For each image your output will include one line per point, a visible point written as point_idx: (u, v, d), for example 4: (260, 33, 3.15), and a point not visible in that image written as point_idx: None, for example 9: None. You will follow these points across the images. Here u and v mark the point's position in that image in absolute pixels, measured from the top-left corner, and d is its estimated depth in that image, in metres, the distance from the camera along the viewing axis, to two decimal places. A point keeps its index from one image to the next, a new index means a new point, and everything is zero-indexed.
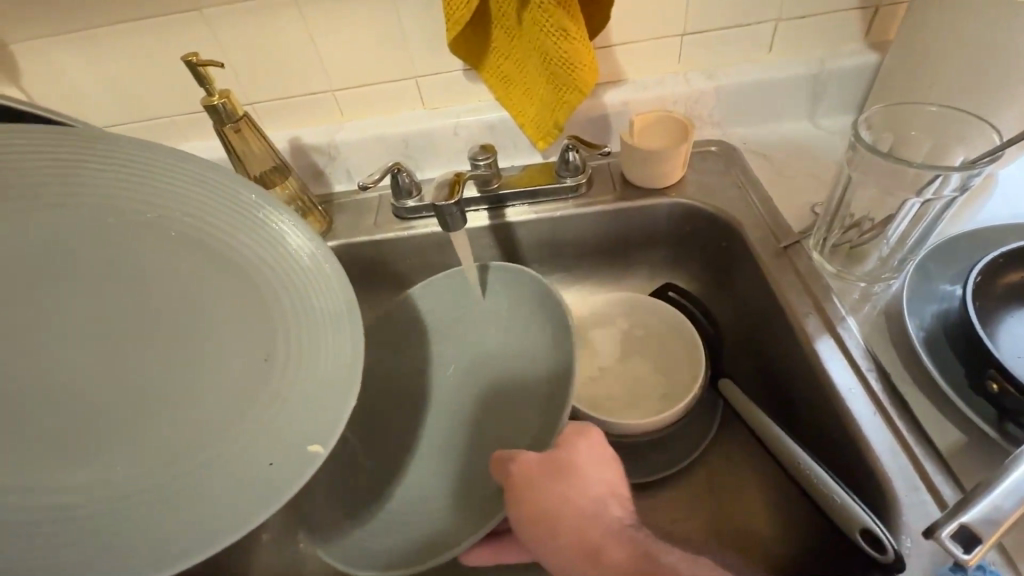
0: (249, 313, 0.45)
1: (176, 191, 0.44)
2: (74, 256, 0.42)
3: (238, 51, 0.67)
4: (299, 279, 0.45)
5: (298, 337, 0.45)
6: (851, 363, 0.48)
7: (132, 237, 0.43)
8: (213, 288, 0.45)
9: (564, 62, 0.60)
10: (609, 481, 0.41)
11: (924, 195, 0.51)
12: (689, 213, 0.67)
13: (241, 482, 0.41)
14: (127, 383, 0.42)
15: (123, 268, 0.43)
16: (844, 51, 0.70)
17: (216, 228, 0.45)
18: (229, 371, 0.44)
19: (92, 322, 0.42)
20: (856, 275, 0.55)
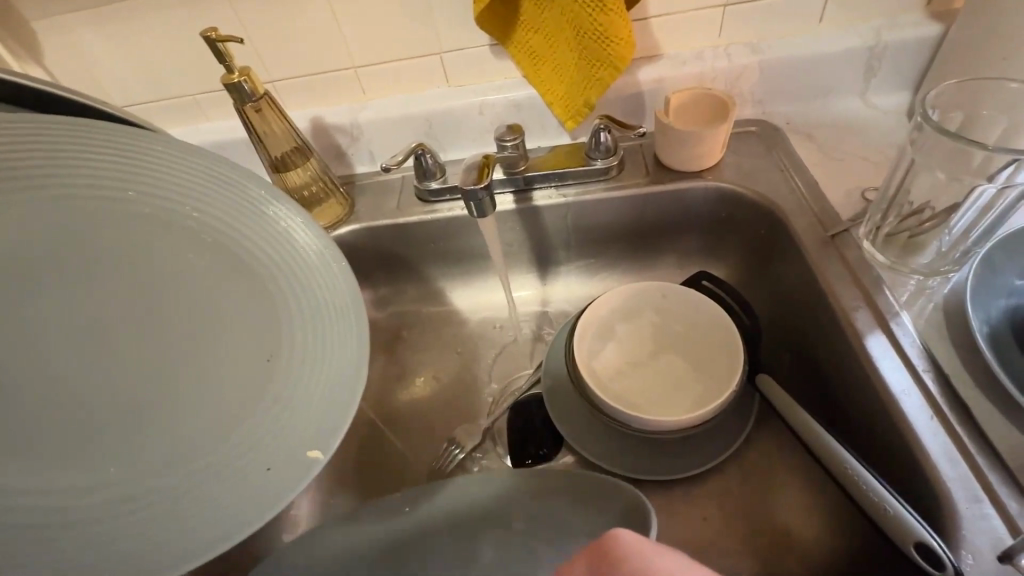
0: (254, 311, 0.45)
1: (186, 187, 0.44)
2: (79, 247, 0.40)
3: (258, 26, 0.65)
4: (305, 275, 0.46)
5: (303, 334, 0.45)
6: (905, 361, 0.45)
7: (132, 230, 0.42)
8: (218, 284, 0.45)
9: (599, 35, 0.57)
10: None
11: (997, 181, 0.47)
12: (726, 197, 0.64)
13: (243, 481, 0.40)
14: (146, 368, 0.41)
15: (124, 263, 0.42)
16: (903, 22, 0.65)
17: (222, 224, 0.45)
18: (232, 368, 0.44)
19: (99, 318, 0.41)
20: (910, 267, 0.51)
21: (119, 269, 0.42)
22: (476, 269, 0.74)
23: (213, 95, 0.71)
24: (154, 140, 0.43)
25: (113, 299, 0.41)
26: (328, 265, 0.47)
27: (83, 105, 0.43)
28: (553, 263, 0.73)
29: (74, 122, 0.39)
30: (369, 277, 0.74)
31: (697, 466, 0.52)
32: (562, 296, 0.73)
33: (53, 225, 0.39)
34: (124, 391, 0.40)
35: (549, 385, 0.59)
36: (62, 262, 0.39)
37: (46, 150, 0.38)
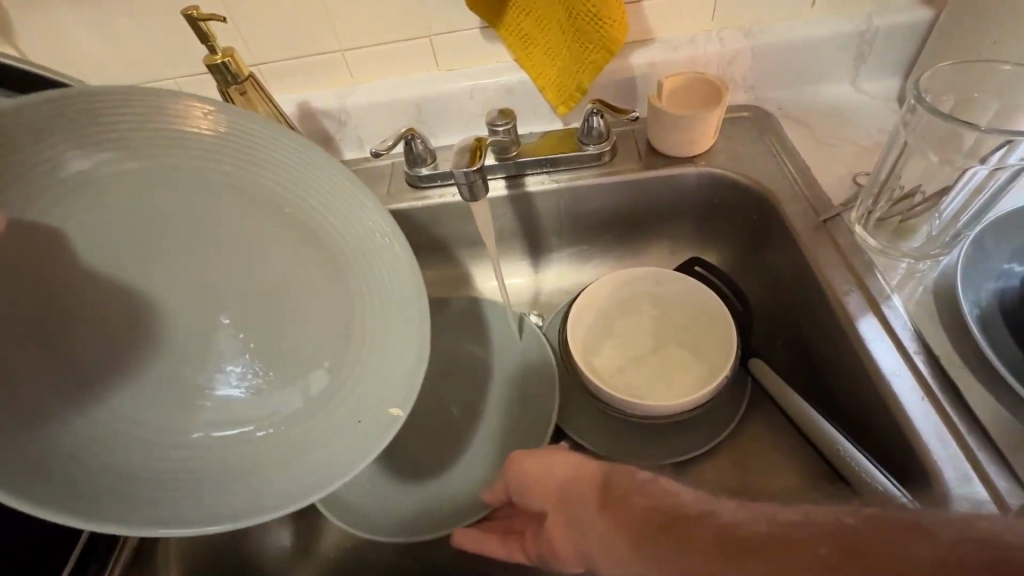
0: (327, 282, 0.49)
1: (257, 162, 0.44)
2: (178, 225, 0.45)
3: (241, 7, 0.63)
4: (371, 253, 0.47)
5: (372, 307, 0.48)
6: (897, 344, 0.45)
7: (217, 205, 0.45)
8: (297, 256, 0.48)
9: (592, 17, 0.56)
10: (568, 467, 0.40)
11: (988, 164, 0.47)
12: (720, 183, 0.64)
13: (329, 437, 0.45)
14: (241, 331, 0.49)
15: (214, 238, 0.46)
16: (893, 7, 0.65)
17: (294, 200, 0.46)
18: (314, 333, 0.49)
19: (201, 288, 0.47)
20: (902, 251, 0.51)
21: (207, 241, 0.46)
22: (468, 255, 0.74)
23: (196, 79, 0.69)
24: (218, 110, 0.41)
25: (207, 268, 0.47)
26: (390, 245, 0.47)
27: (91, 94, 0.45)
28: (546, 251, 0.72)
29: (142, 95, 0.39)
30: None
31: (694, 449, 0.52)
32: (554, 283, 0.73)
33: (153, 204, 0.43)
34: (227, 352, 0.48)
35: (539, 373, 0.59)
36: (165, 241, 0.45)
37: (134, 124, 0.39)
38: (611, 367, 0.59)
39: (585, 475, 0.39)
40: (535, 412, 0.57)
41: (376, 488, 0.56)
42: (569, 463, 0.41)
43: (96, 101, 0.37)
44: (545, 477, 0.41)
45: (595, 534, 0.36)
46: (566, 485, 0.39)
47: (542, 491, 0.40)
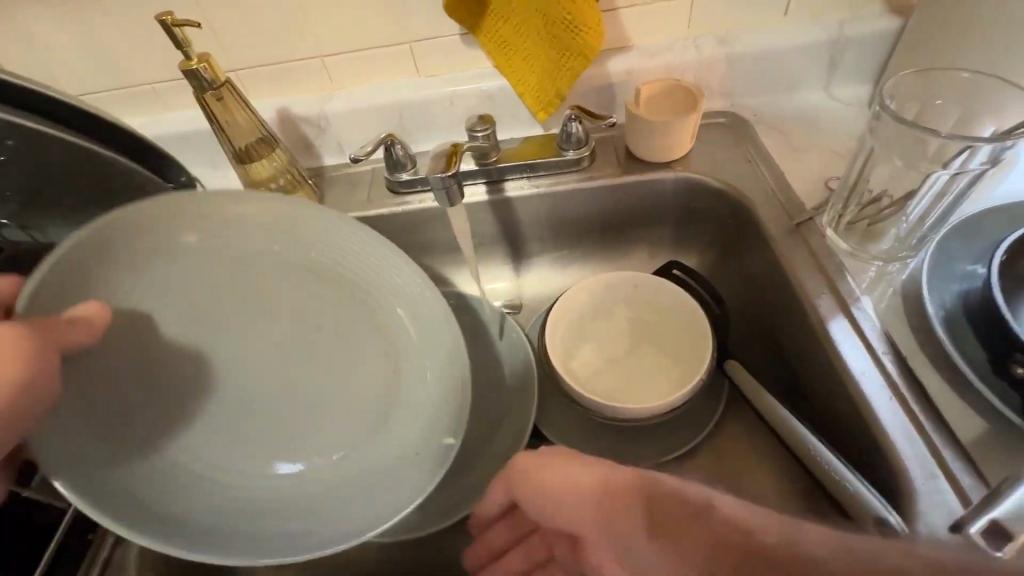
0: (373, 340, 0.55)
1: (304, 241, 0.53)
2: (241, 303, 0.52)
3: (219, 12, 0.63)
4: (409, 303, 0.54)
5: (413, 354, 0.54)
6: (866, 345, 0.46)
7: (274, 283, 0.53)
8: (342, 321, 0.54)
9: (567, 25, 0.57)
10: (590, 479, 0.35)
11: (950, 168, 0.48)
12: (697, 188, 0.64)
13: (391, 476, 0.49)
14: (295, 395, 0.53)
15: (273, 313, 0.53)
16: (862, 16, 0.66)
17: (336, 269, 0.54)
18: (366, 389, 0.54)
19: (260, 360, 0.52)
20: (871, 254, 0.53)
21: (265, 315, 0.52)
22: (449, 260, 0.74)
23: (173, 84, 0.69)
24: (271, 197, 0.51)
25: (267, 340, 0.52)
26: (425, 292, 0.54)
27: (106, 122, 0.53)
28: (526, 256, 0.73)
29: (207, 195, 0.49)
30: None
31: (671, 451, 0.53)
32: (536, 288, 0.73)
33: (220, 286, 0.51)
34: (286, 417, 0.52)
35: (519, 377, 0.59)
36: (230, 318, 0.51)
37: (206, 220, 0.49)
38: (590, 371, 0.60)
39: (622, 491, 0.33)
40: (514, 416, 0.57)
41: None
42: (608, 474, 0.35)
43: (175, 200, 0.48)
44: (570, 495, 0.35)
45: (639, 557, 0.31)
46: (603, 500, 0.34)
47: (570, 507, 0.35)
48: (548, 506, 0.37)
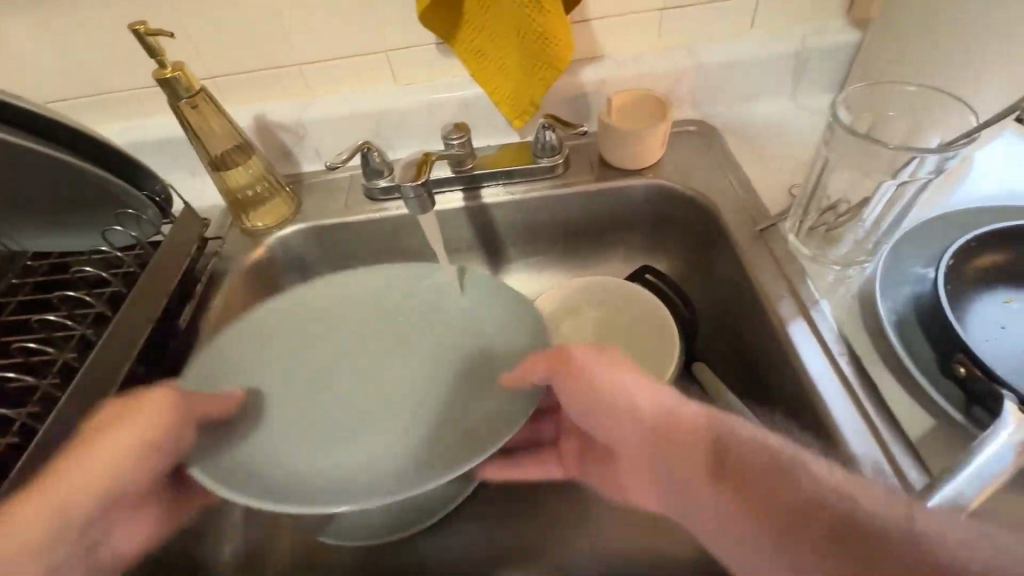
0: (444, 342, 0.53)
1: (352, 303, 0.54)
2: (330, 377, 0.52)
3: (195, 21, 0.63)
4: (455, 301, 0.54)
5: (478, 334, 0.52)
6: (823, 346, 0.48)
7: (348, 350, 0.53)
8: (417, 345, 0.53)
9: (539, 36, 0.59)
10: (618, 377, 0.40)
11: (900, 177, 0.50)
12: (667, 194, 0.66)
13: (485, 423, 0.45)
14: (396, 407, 0.50)
15: (360, 378, 0.52)
16: (825, 28, 0.69)
17: (393, 310, 0.55)
18: (449, 378, 0.51)
19: (362, 409, 0.50)
20: (831, 259, 0.55)
21: (351, 383, 0.52)
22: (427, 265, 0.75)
23: (150, 92, 0.69)
24: (309, 286, 0.54)
25: (377, 385, 0.52)
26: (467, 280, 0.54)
27: (75, 128, 0.53)
28: (503, 261, 0.74)
29: (254, 318, 0.51)
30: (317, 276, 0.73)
31: None
32: None
33: (303, 372, 0.51)
34: (387, 423, 0.49)
35: None
36: (325, 392, 0.51)
37: (261, 325, 0.52)
38: None
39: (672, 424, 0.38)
40: None
41: None
42: (668, 404, 0.39)
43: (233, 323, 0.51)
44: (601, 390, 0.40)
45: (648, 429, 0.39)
46: (642, 413, 0.39)
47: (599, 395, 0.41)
48: (588, 404, 0.42)
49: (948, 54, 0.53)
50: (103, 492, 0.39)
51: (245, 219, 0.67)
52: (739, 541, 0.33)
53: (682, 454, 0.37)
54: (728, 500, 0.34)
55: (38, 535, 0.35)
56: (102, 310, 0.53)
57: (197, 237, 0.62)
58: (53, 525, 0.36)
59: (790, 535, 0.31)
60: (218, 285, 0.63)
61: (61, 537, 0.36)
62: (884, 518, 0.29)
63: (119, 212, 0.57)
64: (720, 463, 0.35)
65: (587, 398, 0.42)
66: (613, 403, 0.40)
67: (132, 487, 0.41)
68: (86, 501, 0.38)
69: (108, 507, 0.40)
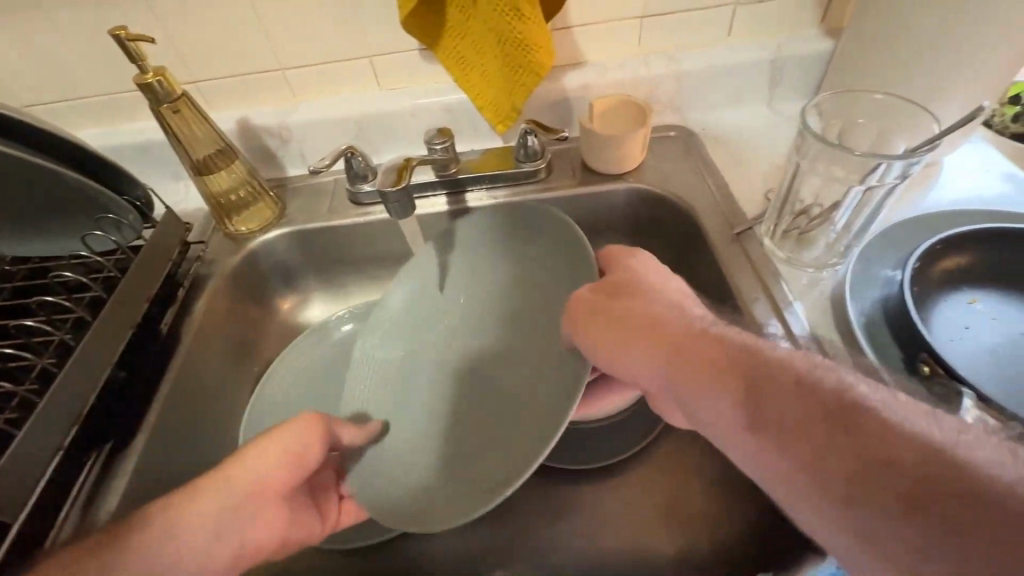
0: (496, 311, 0.60)
1: (422, 317, 0.63)
2: (426, 374, 0.59)
3: (178, 26, 0.64)
4: (485, 273, 0.63)
5: (514, 291, 0.60)
6: (796, 347, 0.49)
7: (429, 353, 0.61)
8: (477, 323, 0.60)
9: (519, 44, 0.59)
10: (663, 311, 0.40)
11: (867, 182, 0.52)
12: (647, 198, 0.67)
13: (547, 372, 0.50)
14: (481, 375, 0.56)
15: (446, 362, 0.59)
16: (800, 36, 0.70)
17: (446, 305, 0.63)
18: (513, 339, 0.57)
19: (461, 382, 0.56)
20: (804, 261, 0.56)
21: (445, 367, 0.58)
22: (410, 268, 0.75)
23: (133, 96, 0.69)
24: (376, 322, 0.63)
25: (461, 363, 0.58)
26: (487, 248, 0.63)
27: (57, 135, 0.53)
28: None
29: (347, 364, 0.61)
30: (301, 280, 0.73)
31: (615, 453, 0.57)
32: None
33: (406, 382, 0.59)
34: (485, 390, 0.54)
35: None
36: (430, 385, 0.58)
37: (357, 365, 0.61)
38: None
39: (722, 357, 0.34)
40: None
41: None
42: (707, 336, 0.36)
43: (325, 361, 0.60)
44: (648, 321, 0.39)
45: (688, 363, 0.36)
46: (688, 342, 0.37)
47: (643, 324, 0.39)
48: (618, 339, 0.40)
49: (918, 64, 0.54)
50: (258, 491, 0.45)
51: (228, 223, 0.67)
52: (785, 476, 0.29)
53: (722, 382, 0.33)
54: (774, 443, 0.30)
55: (206, 519, 0.42)
56: (81, 314, 0.52)
57: (180, 242, 0.62)
58: (213, 518, 0.42)
59: (849, 467, 0.27)
60: (201, 288, 0.63)
61: (216, 528, 0.42)
62: (975, 463, 0.24)
63: (99, 216, 0.57)
64: (762, 393, 0.32)
65: (625, 325, 0.40)
66: (650, 333, 0.38)
67: (272, 489, 0.46)
68: (245, 499, 0.44)
69: (252, 498, 0.45)
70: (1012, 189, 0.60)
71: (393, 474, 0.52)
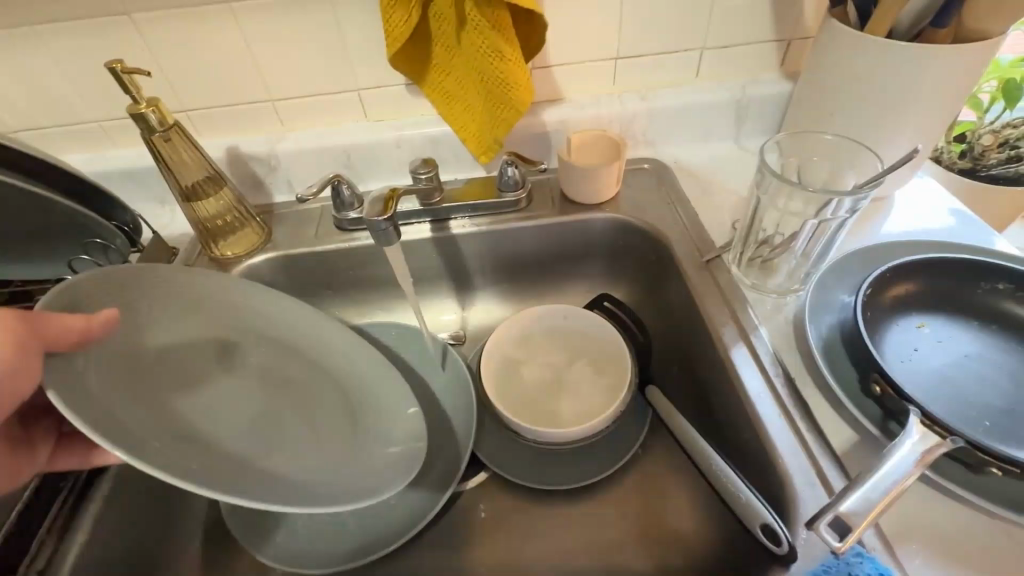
0: (279, 367, 0.56)
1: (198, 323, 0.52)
2: (180, 387, 0.48)
3: (169, 59, 0.66)
4: (287, 328, 0.58)
5: (313, 361, 0.58)
6: (761, 368, 0.51)
7: (183, 360, 0.50)
8: (252, 366, 0.55)
9: (501, 81, 0.63)
10: None
11: (822, 216, 0.56)
12: (622, 226, 0.71)
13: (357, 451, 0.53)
14: (253, 418, 0.51)
15: (206, 391, 0.50)
16: (762, 79, 0.76)
17: (230, 328, 0.54)
18: (305, 402, 0.55)
19: (227, 416, 0.49)
20: (768, 287, 0.60)
21: (202, 393, 0.50)
22: (395, 293, 0.77)
23: (122, 124, 0.71)
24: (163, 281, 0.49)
25: (231, 396, 0.51)
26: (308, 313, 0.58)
27: (48, 162, 0.54)
28: (471, 288, 0.76)
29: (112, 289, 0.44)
30: None
31: (599, 472, 0.58)
32: (479, 319, 0.77)
33: (163, 385, 0.46)
34: (261, 427, 0.51)
35: (458, 410, 0.62)
36: (190, 403, 0.47)
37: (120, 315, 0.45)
38: (521, 397, 0.64)
39: None
40: (444, 438, 0.61)
41: (288, 527, 0.55)
42: None
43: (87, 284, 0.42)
44: None
45: None
46: None
47: None
48: None
49: (861, 110, 0.59)
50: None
51: (213, 247, 0.69)
52: None
53: None
54: None
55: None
56: None
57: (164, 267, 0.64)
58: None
59: None
60: None
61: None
62: None
63: (86, 240, 0.58)
64: None
65: None
66: None
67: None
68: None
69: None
70: (955, 221, 0.65)
71: (137, 435, 0.38)
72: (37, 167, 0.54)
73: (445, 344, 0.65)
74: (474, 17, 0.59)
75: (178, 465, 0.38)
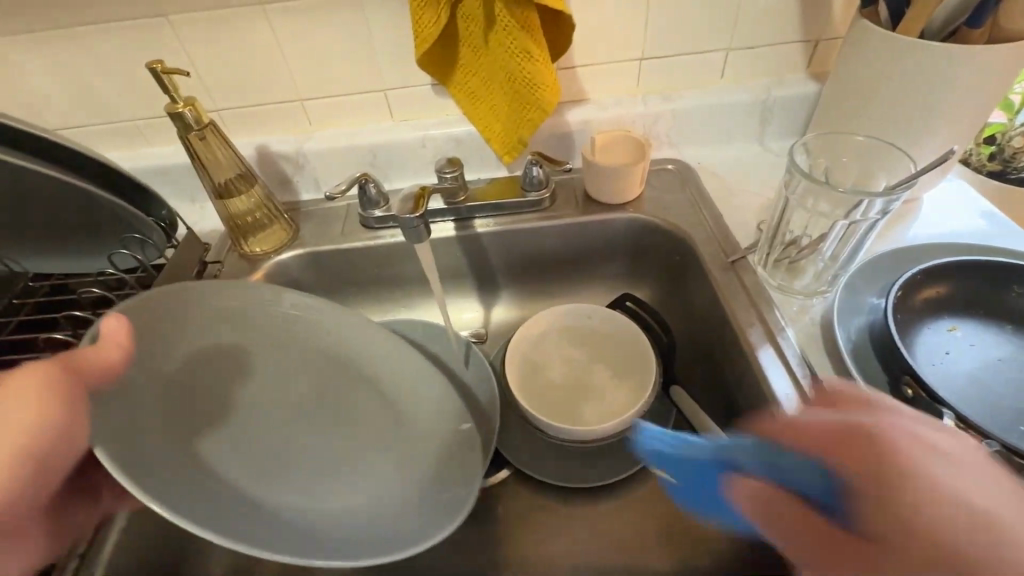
0: (310, 372, 0.56)
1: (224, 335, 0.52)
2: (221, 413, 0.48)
3: (204, 60, 0.68)
4: (311, 331, 0.56)
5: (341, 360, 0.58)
6: (788, 370, 0.51)
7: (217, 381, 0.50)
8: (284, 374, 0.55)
9: (528, 82, 0.63)
10: None
11: (851, 217, 0.56)
12: (645, 226, 0.71)
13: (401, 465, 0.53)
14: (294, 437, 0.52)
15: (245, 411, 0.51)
16: (787, 80, 0.75)
17: (254, 336, 0.54)
18: (341, 409, 0.56)
19: (269, 439, 0.50)
20: (795, 289, 0.60)
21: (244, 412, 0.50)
22: (418, 290, 0.78)
23: (156, 123, 0.73)
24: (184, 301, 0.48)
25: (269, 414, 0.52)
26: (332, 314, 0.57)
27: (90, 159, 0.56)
28: (493, 287, 0.77)
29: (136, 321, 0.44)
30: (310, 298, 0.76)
31: (621, 471, 0.58)
32: (501, 318, 0.78)
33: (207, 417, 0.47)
34: (301, 449, 0.51)
35: (482, 406, 0.63)
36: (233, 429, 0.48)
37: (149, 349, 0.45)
38: (541, 393, 0.65)
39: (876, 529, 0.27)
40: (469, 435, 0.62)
41: None
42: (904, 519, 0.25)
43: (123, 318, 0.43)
44: None
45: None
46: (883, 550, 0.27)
47: None
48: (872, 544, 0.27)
49: (891, 111, 0.59)
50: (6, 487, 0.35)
51: (243, 243, 0.70)
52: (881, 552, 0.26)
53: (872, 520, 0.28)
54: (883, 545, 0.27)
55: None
56: None
57: (196, 262, 0.66)
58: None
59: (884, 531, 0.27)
60: None
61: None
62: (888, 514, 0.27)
63: (124, 235, 0.60)
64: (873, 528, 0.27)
65: None
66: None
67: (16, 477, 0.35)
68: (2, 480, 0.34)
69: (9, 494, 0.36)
70: (986, 224, 0.64)
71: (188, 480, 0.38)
72: (80, 163, 0.56)
73: (469, 341, 0.66)
74: (502, 18, 0.60)
75: (232, 511, 0.38)
